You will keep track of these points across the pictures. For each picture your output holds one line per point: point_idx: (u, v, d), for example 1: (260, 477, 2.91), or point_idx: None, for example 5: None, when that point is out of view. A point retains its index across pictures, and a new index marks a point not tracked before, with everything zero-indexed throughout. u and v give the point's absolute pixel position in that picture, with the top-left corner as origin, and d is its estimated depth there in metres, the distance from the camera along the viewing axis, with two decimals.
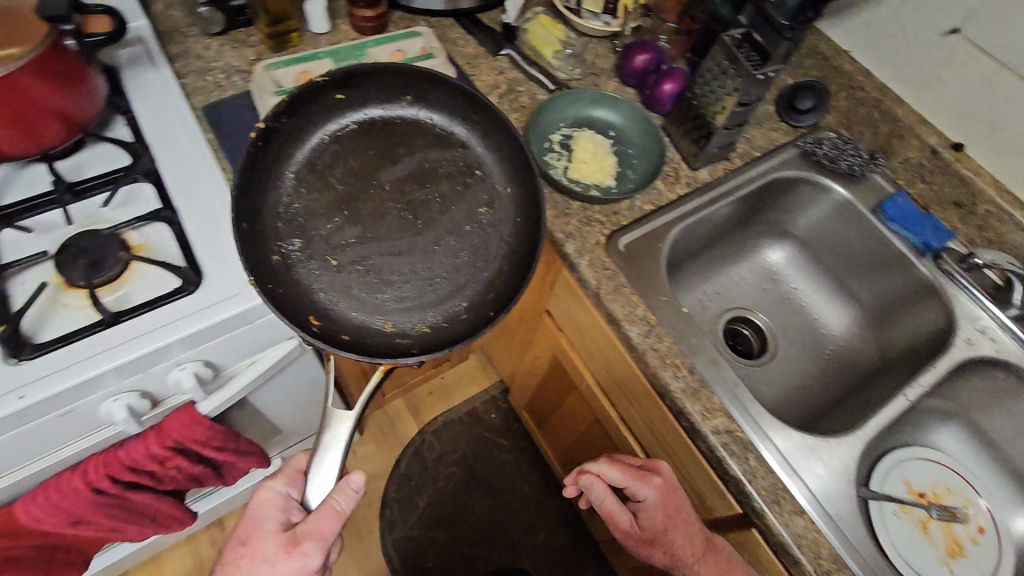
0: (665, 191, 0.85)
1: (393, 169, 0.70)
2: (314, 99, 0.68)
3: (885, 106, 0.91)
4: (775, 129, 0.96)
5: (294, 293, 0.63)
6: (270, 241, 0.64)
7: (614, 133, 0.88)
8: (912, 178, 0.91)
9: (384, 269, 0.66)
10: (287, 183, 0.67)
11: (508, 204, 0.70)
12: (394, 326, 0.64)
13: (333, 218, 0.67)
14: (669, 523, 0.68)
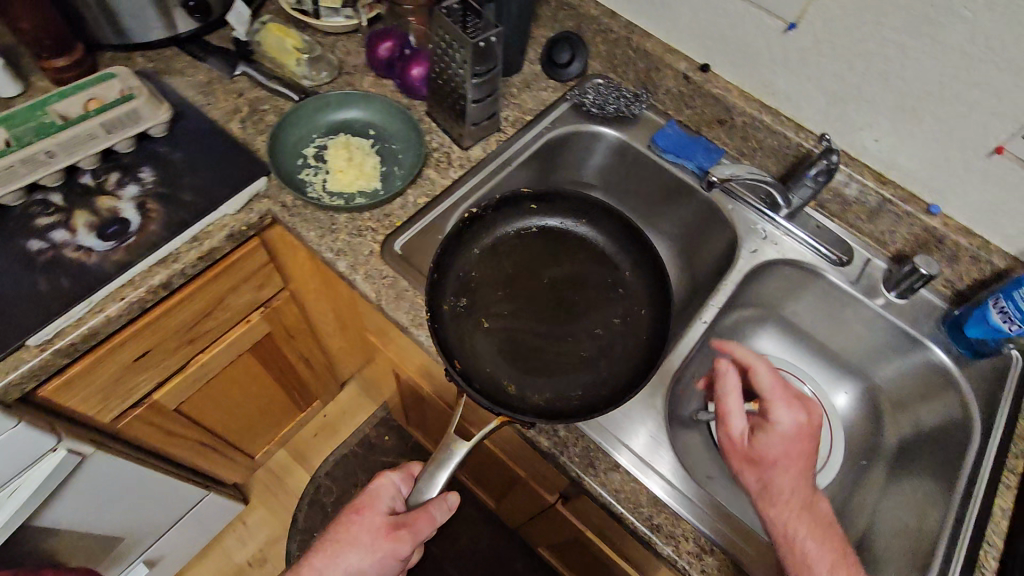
0: (438, 179, 0.82)
1: (534, 276, 0.77)
2: (514, 204, 0.78)
3: (635, 42, 0.91)
4: (544, 88, 0.95)
5: (456, 341, 0.70)
6: (466, 322, 0.72)
7: (374, 132, 0.83)
8: (678, 106, 0.93)
9: (518, 359, 0.71)
10: (474, 257, 0.76)
11: (629, 326, 0.74)
12: (514, 390, 0.68)
13: (487, 295, 0.75)
14: (788, 446, 0.62)
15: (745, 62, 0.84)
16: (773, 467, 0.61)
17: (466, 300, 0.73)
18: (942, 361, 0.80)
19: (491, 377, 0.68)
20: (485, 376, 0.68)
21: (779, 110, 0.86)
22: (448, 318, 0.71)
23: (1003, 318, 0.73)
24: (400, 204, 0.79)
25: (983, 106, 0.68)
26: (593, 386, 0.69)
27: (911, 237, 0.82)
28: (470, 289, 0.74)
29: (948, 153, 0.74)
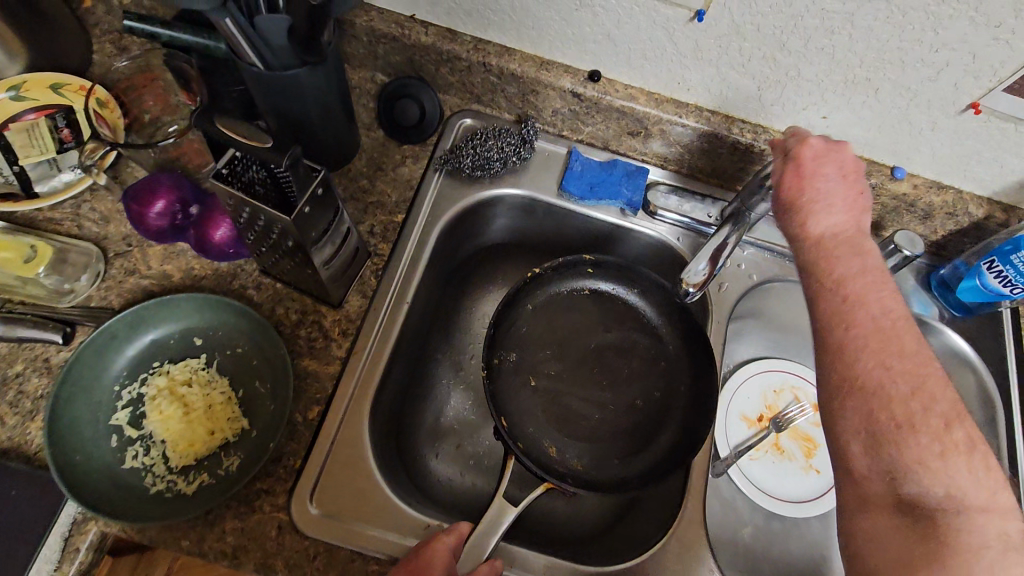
0: (321, 369, 0.59)
1: (588, 342, 0.72)
2: (572, 266, 0.72)
3: (495, 65, 0.67)
4: (401, 163, 0.70)
5: (506, 395, 0.68)
6: (514, 381, 0.69)
7: (202, 339, 0.57)
8: (574, 125, 0.72)
9: (570, 418, 0.68)
10: (521, 308, 0.72)
11: (681, 380, 0.70)
12: (557, 454, 0.66)
13: (540, 362, 0.71)
14: (820, 161, 0.53)
15: (644, 60, 0.64)
16: (812, 171, 0.53)
17: (513, 357, 0.71)
18: (955, 345, 0.71)
19: (546, 435, 0.67)
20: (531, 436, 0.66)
21: (698, 104, 0.68)
22: (503, 376, 0.69)
23: (1003, 283, 0.65)
24: (288, 435, 0.56)
25: (952, 64, 0.54)
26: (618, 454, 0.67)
27: (877, 206, 0.71)
28: (521, 342, 0.72)
29: (910, 118, 0.61)
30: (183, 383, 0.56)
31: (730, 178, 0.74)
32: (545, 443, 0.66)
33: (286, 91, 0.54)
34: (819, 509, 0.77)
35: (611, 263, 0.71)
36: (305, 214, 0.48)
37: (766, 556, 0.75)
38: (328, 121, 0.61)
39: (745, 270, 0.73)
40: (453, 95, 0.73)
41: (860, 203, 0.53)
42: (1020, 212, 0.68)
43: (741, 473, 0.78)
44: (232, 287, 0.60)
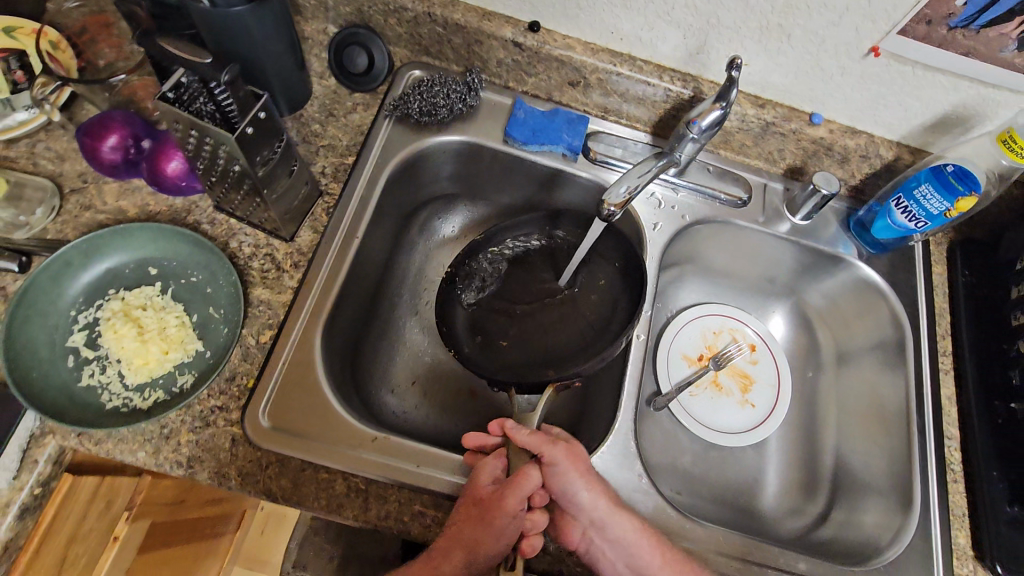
0: (273, 298, 0.62)
1: (529, 296, 0.75)
2: (473, 256, 0.77)
3: (440, 15, 0.70)
4: (352, 110, 0.73)
5: (486, 361, 0.71)
6: (492, 356, 0.71)
7: (156, 269, 0.60)
8: (519, 76, 0.77)
9: (545, 347, 0.71)
10: (459, 314, 0.75)
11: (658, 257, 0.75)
12: (551, 364, 0.69)
13: (499, 331, 0.74)
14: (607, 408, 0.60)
15: (579, 10, 0.68)
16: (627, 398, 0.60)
17: (479, 341, 0.73)
18: (869, 274, 0.79)
19: (533, 367, 0.69)
20: (529, 374, 0.68)
21: (631, 54, 0.72)
22: (477, 356, 0.71)
23: (908, 218, 0.71)
24: (241, 357, 0.59)
25: (852, 8, 0.60)
26: (595, 330, 0.70)
27: (800, 151, 0.77)
28: (475, 329, 0.74)
29: (821, 63, 0.67)
30: (138, 308, 0.58)
31: (664, 127, 0.79)
32: (546, 368, 0.68)
33: (234, 29, 0.57)
34: (755, 436, 0.82)
35: (497, 229, 0.77)
36: (248, 136, 0.51)
37: (704, 480, 0.80)
38: (276, 63, 0.64)
39: (679, 212, 0.78)
40: (402, 48, 0.77)
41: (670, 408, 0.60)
42: (925, 154, 0.74)
43: (681, 408, 0.83)
44: (187, 222, 0.63)
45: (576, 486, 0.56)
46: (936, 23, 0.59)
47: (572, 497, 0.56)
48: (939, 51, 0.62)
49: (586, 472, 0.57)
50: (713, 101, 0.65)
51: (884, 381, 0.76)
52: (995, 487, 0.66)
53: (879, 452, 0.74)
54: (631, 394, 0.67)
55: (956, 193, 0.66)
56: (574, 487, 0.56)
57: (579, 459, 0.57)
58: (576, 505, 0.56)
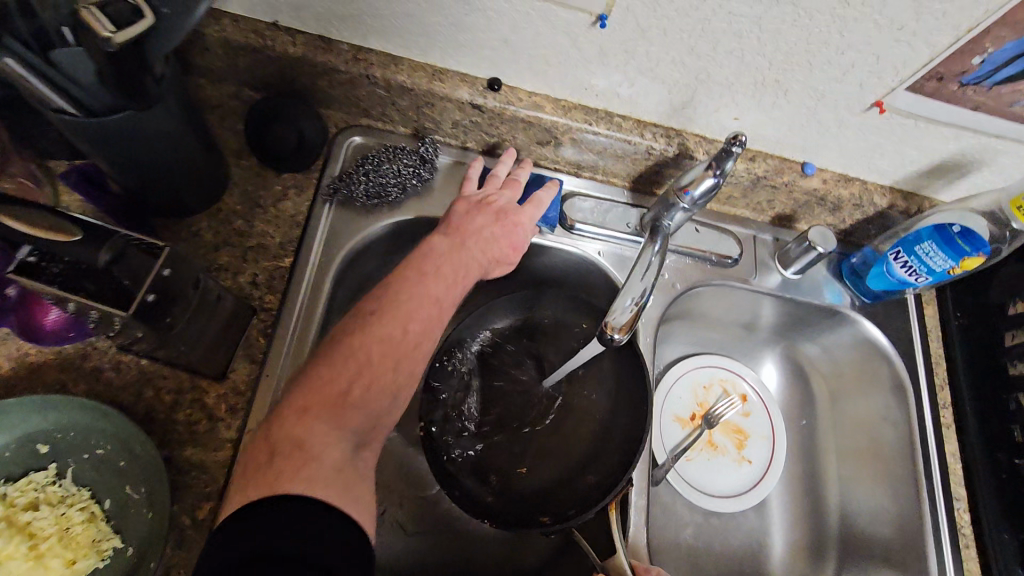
0: (207, 457, 0.50)
1: (518, 405, 0.65)
2: (438, 398, 0.62)
3: (381, 77, 0.58)
4: (282, 195, 0.60)
5: (524, 499, 0.59)
6: (518, 495, 0.59)
7: (47, 447, 0.47)
8: (479, 136, 0.66)
9: (560, 453, 0.62)
10: (468, 469, 0.60)
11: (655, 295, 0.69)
12: (578, 467, 0.60)
13: (512, 460, 0.62)
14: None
15: (547, 66, 0.58)
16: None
17: (496, 484, 0.60)
18: (869, 332, 0.75)
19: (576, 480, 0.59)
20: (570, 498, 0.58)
21: (608, 110, 0.63)
22: (507, 505, 0.58)
23: (907, 271, 0.67)
24: (174, 544, 0.48)
25: (861, 66, 0.53)
26: (592, 430, 0.62)
27: (790, 202, 0.71)
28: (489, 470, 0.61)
29: (819, 116, 0.60)
30: (27, 508, 0.45)
31: (646, 182, 0.70)
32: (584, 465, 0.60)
33: (114, 134, 0.44)
34: (752, 501, 0.78)
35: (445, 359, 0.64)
36: (153, 301, 0.39)
37: (708, 553, 0.75)
38: (178, 156, 0.51)
39: (669, 279, 0.70)
40: (337, 110, 0.64)
41: None
42: (919, 199, 0.70)
43: (678, 475, 0.78)
44: (83, 371, 0.50)
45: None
46: (948, 80, 0.53)
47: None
48: (948, 107, 0.56)
49: None
50: (705, 168, 0.57)
51: (885, 435, 0.74)
52: (1008, 551, 0.65)
53: (887, 515, 0.71)
54: (639, 508, 0.59)
55: (962, 252, 0.62)
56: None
57: None
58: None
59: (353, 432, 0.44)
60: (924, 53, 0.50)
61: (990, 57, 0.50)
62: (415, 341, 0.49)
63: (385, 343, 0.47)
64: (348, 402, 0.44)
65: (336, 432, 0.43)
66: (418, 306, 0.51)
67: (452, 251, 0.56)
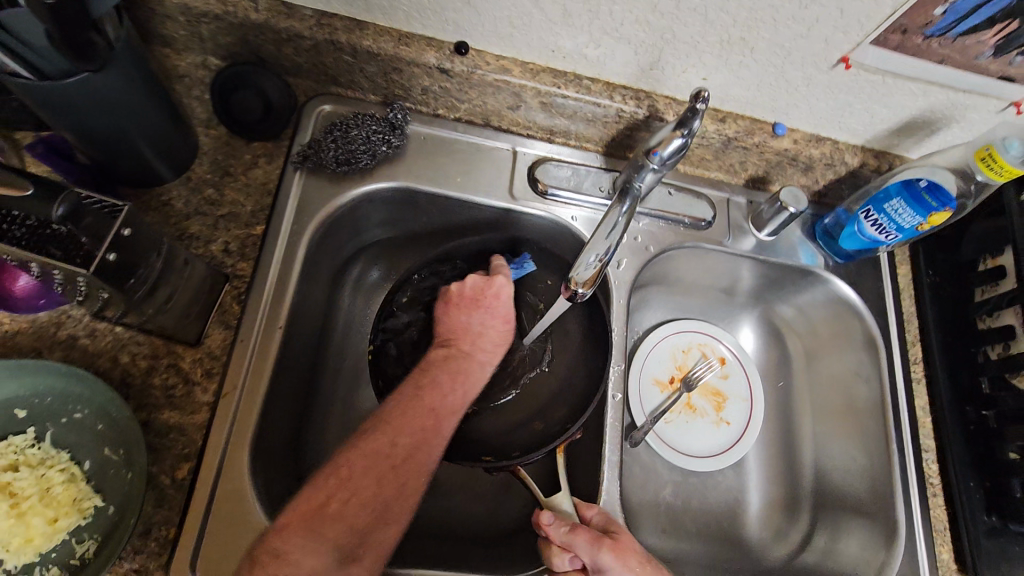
0: (185, 419, 0.51)
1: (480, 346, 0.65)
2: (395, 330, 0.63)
3: (346, 42, 0.58)
4: (252, 163, 0.61)
5: (476, 439, 0.61)
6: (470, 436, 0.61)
7: (25, 411, 0.48)
8: (449, 103, 0.66)
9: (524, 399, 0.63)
10: None
11: (631, 258, 0.70)
12: (540, 416, 0.62)
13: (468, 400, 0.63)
14: (604, 520, 0.56)
15: (512, 28, 0.58)
16: (611, 523, 0.55)
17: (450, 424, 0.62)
18: (843, 291, 0.76)
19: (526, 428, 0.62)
20: (524, 442, 0.60)
21: (576, 72, 0.63)
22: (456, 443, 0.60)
23: (877, 230, 0.68)
24: (155, 502, 0.49)
25: (825, 20, 0.53)
26: (568, 387, 0.63)
27: (762, 163, 0.71)
28: None
29: (787, 75, 0.60)
30: (8, 468, 0.46)
31: (618, 146, 0.71)
32: (549, 421, 0.61)
33: (73, 100, 0.44)
34: (730, 460, 0.79)
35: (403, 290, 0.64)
36: (114, 263, 0.39)
37: (686, 511, 0.77)
38: (142, 125, 0.51)
39: (643, 242, 0.71)
40: (306, 78, 0.64)
41: (632, 543, 0.53)
42: (890, 156, 0.70)
43: (657, 438, 0.79)
44: (60, 339, 0.51)
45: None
46: (912, 33, 0.53)
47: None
48: (914, 61, 0.56)
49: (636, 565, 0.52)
50: (673, 128, 0.56)
51: (858, 391, 0.75)
52: (973, 499, 0.67)
53: (860, 469, 0.73)
54: (613, 463, 0.60)
55: (930, 208, 0.63)
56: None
57: (625, 553, 0.52)
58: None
59: (337, 549, 0.46)
60: (886, 5, 0.50)
61: (952, 7, 0.50)
62: (407, 453, 0.51)
63: (375, 457, 0.50)
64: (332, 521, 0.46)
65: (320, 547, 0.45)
66: (414, 416, 0.53)
67: (457, 363, 0.58)
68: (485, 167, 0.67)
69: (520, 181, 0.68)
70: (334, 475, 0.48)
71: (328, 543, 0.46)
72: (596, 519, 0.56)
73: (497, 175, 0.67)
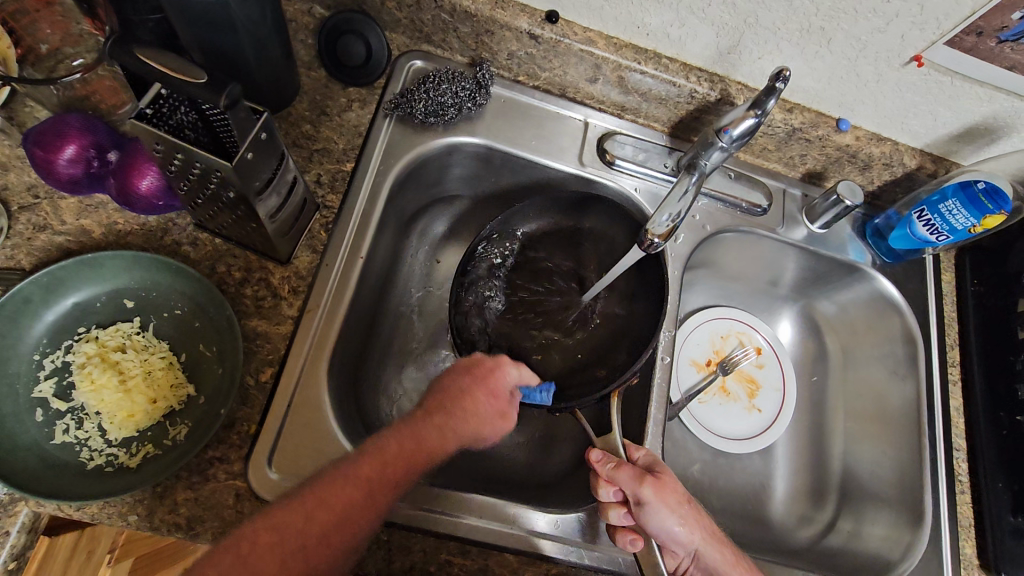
0: (269, 329, 0.55)
1: (542, 306, 0.70)
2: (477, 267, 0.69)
3: (447, 0, 0.62)
4: (345, 108, 0.65)
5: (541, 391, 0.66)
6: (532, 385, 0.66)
7: (133, 302, 0.52)
8: (529, 69, 0.70)
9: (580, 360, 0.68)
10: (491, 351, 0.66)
11: (686, 234, 0.74)
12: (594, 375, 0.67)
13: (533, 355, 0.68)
14: (649, 460, 0.56)
15: (604, 2, 0.62)
16: (658, 464, 0.56)
17: None
18: (888, 290, 0.78)
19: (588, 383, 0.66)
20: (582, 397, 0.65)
21: (656, 51, 0.67)
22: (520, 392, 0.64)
23: (930, 231, 0.70)
24: (239, 399, 0.53)
25: (903, 17, 0.56)
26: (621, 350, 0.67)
27: (822, 157, 0.74)
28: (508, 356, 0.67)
29: (858, 69, 0.63)
30: (116, 349, 0.51)
31: (684, 129, 0.74)
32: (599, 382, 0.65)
33: (215, 20, 0.49)
34: (759, 445, 0.80)
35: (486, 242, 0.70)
36: (248, 161, 0.44)
37: (714, 489, 0.78)
38: (262, 56, 0.55)
39: (700, 221, 0.74)
40: (401, 34, 0.68)
41: (677, 485, 0.54)
42: (947, 162, 0.72)
43: (692, 416, 0.80)
44: (165, 243, 0.55)
45: (670, 523, 0.52)
46: (987, 35, 0.55)
47: (669, 534, 0.52)
48: (985, 64, 0.58)
49: (680, 506, 0.53)
50: (747, 108, 0.57)
51: (894, 387, 0.77)
52: (1001, 499, 0.68)
53: (888, 461, 0.75)
54: (656, 420, 0.65)
55: (984, 210, 0.66)
56: (668, 524, 0.52)
57: (671, 492, 0.53)
58: (675, 539, 0.53)
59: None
60: (966, 5, 0.53)
61: None
62: (322, 542, 0.43)
63: (286, 533, 0.42)
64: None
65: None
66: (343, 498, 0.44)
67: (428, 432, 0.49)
68: (558, 132, 0.71)
69: (590, 150, 0.71)
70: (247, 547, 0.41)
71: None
72: (645, 458, 0.56)
73: (568, 142, 0.71)
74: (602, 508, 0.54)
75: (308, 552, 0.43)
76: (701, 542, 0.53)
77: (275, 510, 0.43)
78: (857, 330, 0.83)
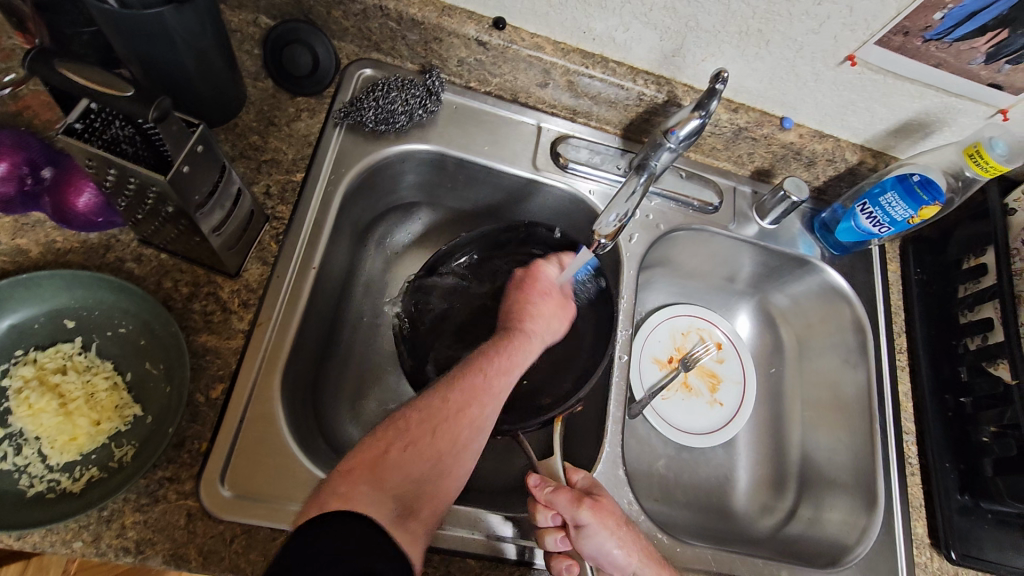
0: (219, 345, 0.54)
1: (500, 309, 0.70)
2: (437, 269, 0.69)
3: (394, 8, 0.63)
4: (293, 118, 0.65)
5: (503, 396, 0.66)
6: None
7: (75, 322, 0.51)
8: (481, 75, 0.70)
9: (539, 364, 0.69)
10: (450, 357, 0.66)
11: (641, 234, 0.75)
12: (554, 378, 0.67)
13: None
14: (588, 484, 0.56)
15: (549, 8, 0.63)
16: (595, 487, 0.56)
17: None
18: (837, 282, 0.80)
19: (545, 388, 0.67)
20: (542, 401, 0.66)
21: (604, 55, 0.68)
22: None
23: (872, 223, 0.73)
24: (189, 417, 0.51)
25: (834, 18, 0.58)
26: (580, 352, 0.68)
27: (768, 154, 0.76)
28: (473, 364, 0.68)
29: (796, 69, 0.65)
30: (57, 371, 0.49)
31: (636, 130, 0.75)
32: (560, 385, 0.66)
33: (150, 33, 0.48)
34: (721, 438, 0.82)
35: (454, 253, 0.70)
36: (185, 175, 0.43)
37: (679, 484, 0.79)
38: (203, 67, 0.54)
39: (654, 220, 0.76)
40: (350, 42, 0.68)
41: (612, 508, 0.54)
42: (886, 157, 0.75)
43: (655, 413, 0.81)
44: (107, 260, 0.54)
45: (606, 545, 0.51)
46: (912, 35, 0.58)
47: (606, 556, 0.52)
48: (913, 62, 0.61)
49: (617, 527, 0.53)
50: (691, 109, 0.58)
51: (846, 375, 0.80)
52: (948, 478, 0.71)
53: (844, 448, 0.77)
54: (616, 418, 0.65)
55: (921, 202, 0.68)
56: (606, 547, 0.52)
57: (608, 513, 0.53)
58: (612, 562, 0.52)
59: (394, 498, 0.44)
60: (891, 7, 0.56)
61: (950, 13, 0.55)
62: (460, 409, 0.51)
63: (426, 414, 0.50)
64: (391, 471, 0.46)
65: (378, 494, 0.44)
66: (468, 383, 0.54)
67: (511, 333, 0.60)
68: (511, 137, 0.72)
69: (543, 154, 0.72)
70: (387, 433, 0.48)
71: (387, 490, 0.44)
72: (584, 480, 0.57)
73: (522, 147, 0.72)
74: (539, 534, 0.54)
75: (451, 418, 0.51)
76: (640, 565, 0.52)
77: (409, 405, 0.51)
78: (811, 322, 0.85)
